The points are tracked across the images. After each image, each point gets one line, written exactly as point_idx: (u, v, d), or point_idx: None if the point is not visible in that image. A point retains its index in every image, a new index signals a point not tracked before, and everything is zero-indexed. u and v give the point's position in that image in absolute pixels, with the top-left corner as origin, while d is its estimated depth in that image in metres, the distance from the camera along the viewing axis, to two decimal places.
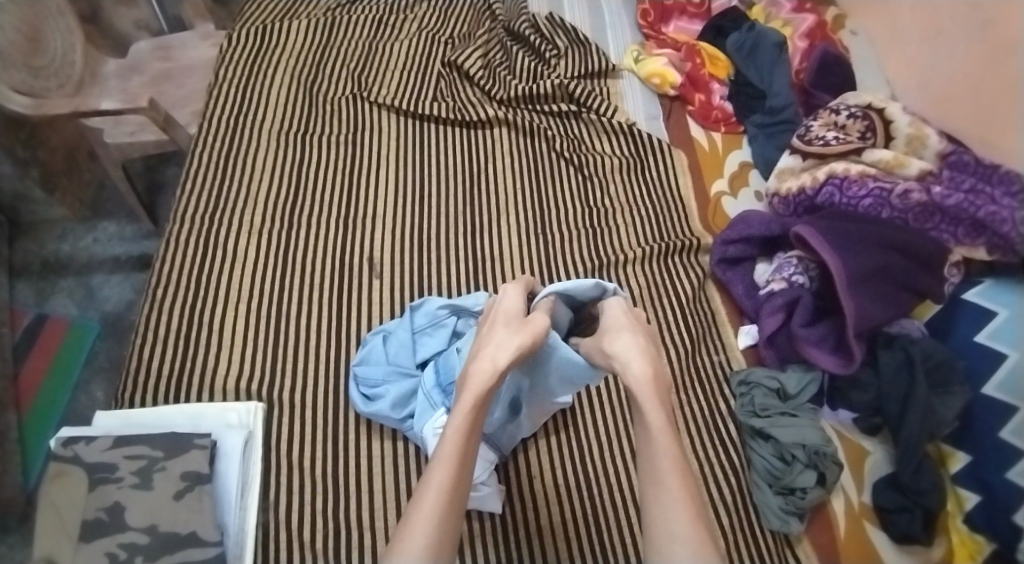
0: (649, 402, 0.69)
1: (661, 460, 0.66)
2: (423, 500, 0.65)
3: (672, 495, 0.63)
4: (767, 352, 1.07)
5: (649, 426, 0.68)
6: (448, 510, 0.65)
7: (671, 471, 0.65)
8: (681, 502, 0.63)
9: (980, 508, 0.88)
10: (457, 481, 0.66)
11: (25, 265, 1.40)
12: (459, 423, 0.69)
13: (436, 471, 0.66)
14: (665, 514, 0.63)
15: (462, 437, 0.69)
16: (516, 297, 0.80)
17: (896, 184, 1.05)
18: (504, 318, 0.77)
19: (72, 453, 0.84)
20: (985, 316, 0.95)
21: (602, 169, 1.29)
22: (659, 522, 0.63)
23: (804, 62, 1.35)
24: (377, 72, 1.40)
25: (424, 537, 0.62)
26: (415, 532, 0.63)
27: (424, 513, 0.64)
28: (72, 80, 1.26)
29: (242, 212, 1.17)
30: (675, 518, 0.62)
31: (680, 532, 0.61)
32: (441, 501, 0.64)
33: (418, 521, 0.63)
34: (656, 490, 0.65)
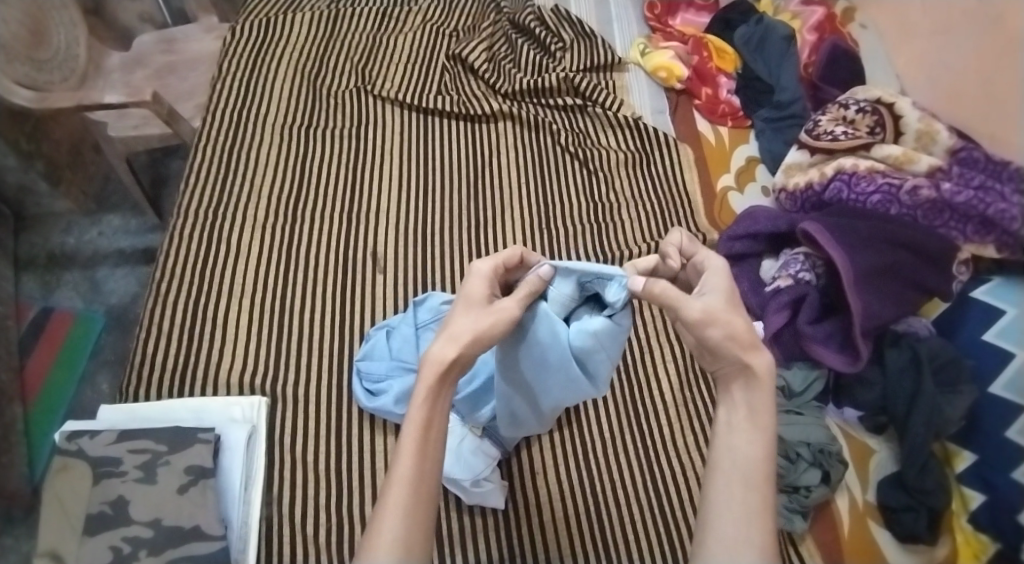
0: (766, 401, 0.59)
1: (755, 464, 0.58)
2: (390, 496, 0.58)
3: (754, 500, 0.57)
4: (773, 348, 1.05)
5: (760, 430, 0.59)
6: (418, 502, 0.58)
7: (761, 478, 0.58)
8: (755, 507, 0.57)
9: (984, 507, 0.88)
10: (423, 469, 0.59)
11: (30, 257, 1.41)
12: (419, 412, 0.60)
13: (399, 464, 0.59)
14: (745, 517, 0.57)
15: (422, 426, 0.60)
16: (486, 273, 0.66)
17: (905, 180, 1.04)
18: (464, 302, 0.64)
19: (75, 447, 0.84)
20: (992, 315, 0.94)
21: (606, 163, 1.28)
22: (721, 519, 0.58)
23: (813, 56, 1.34)
24: (381, 65, 1.39)
25: (393, 532, 0.56)
26: (385, 525, 0.57)
27: (392, 506, 0.57)
28: (75, 73, 1.25)
29: (246, 207, 1.17)
30: (752, 520, 0.57)
31: (754, 537, 0.56)
32: (409, 491, 0.58)
33: (386, 515, 0.57)
34: (740, 491, 0.58)
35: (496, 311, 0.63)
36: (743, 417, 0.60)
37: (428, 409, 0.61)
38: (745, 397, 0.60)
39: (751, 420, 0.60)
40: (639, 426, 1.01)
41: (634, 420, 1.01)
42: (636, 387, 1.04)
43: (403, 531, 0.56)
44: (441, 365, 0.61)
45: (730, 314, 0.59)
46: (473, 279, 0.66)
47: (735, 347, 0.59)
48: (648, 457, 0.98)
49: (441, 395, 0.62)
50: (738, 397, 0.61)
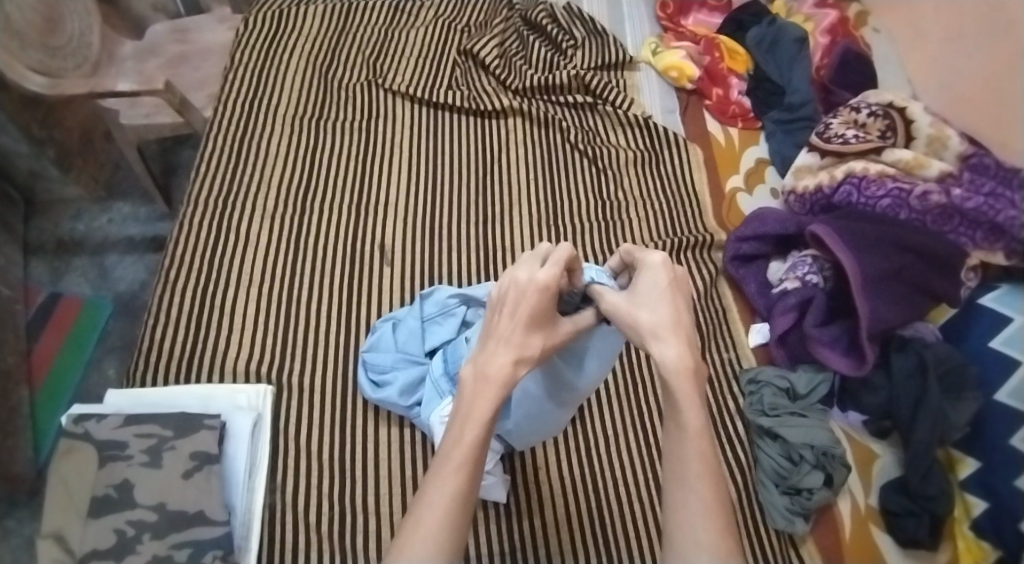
0: (686, 395, 0.52)
1: (692, 459, 0.52)
2: (432, 497, 0.53)
3: (699, 498, 0.51)
4: (778, 350, 1.06)
5: (685, 426, 0.52)
6: (458, 514, 0.52)
7: (701, 474, 0.52)
8: (706, 509, 0.51)
9: (987, 515, 0.88)
10: (467, 485, 0.53)
11: (40, 243, 1.42)
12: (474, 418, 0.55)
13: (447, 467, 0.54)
14: (689, 518, 0.51)
15: (476, 440, 0.55)
16: (543, 283, 0.57)
17: (915, 185, 1.04)
18: (532, 322, 0.57)
19: (82, 431, 0.84)
20: (999, 322, 0.94)
21: (616, 161, 1.28)
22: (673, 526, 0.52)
23: (825, 59, 1.34)
24: (392, 59, 1.40)
25: (429, 543, 0.50)
26: (419, 534, 0.51)
27: (432, 515, 0.52)
28: (88, 61, 1.26)
29: (256, 197, 1.17)
30: (699, 519, 0.50)
31: (701, 534, 0.50)
32: (449, 503, 0.52)
33: (421, 523, 0.51)
34: (681, 491, 0.52)
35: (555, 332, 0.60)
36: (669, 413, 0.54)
37: (481, 421, 0.55)
38: (665, 395, 0.54)
39: (676, 417, 0.54)
40: (643, 424, 1.01)
41: (638, 418, 1.01)
42: (641, 384, 1.04)
43: (441, 543, 0.50)
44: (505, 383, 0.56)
45: (636, 307, 0.57)
46: (524, 288, 0.57)
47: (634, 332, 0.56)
48: (651, 455, 0.98)
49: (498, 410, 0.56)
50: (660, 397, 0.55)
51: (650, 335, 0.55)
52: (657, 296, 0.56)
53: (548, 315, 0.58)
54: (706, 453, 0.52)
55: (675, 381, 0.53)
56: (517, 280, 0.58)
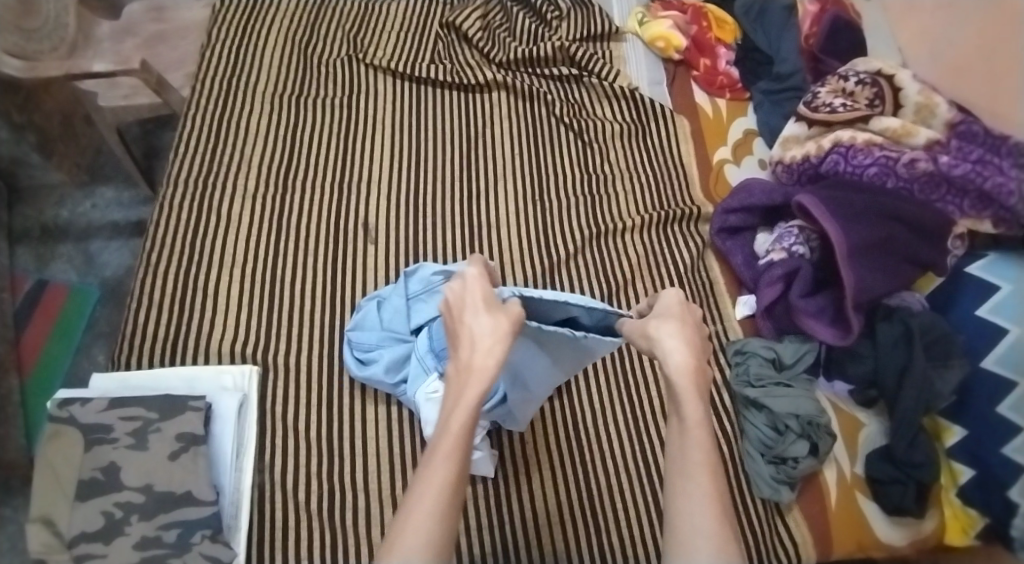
0: (688, 395, 0.60)
1: (694, 453, 0.58)
2: (423, 494, 0.56)
3: (699, 493, 0.56)
4: (764, 322, 1.07)
5: (688, 419, 0.60)
6: (450, 504, 0.56)
7: (701, 462, 0.58)
8: (706, 495, 0.56)
9: (974, 482, 0.89)
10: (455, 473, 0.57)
11: (24, 230, 1.40)
12: (460, 407, 0.59)
13: (435, 464, 0.57)
14: (691, 508, 0.56)
15: (465, 430, 0.58)
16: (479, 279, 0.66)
17: (902, 153, 1.03)
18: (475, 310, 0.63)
19: (68, 415, 0.84)
20: (987, 291, 0.94)
21: (602, 134, 1.27)
22: (678, 518, 0.56)
23: (815, 27, 1.30)
24: (373, 33, 1.37)
25: (424, 534, 0.53)
26: (412, 526, 0.54)
27: (425, 506, 0.55)
28: (65, 44, 1.21)
29: (237, 176, 1.16)
30: (699, 508, 0.55)
31: (704, 526, 0.55)
32: (442, 494, 0.55)
33: (416, 512, 0.54)
34: (684, 482, 0.57)
35: (508, 310, 0.63)
36: (675, 415, 0.61)
37: (464, 413, 0.58)
38: (671, 398, 0.62)
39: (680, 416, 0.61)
40: (630, 396, 1.01)
41: (625, 392, 1.01)
42: (629, 359, 1.04)
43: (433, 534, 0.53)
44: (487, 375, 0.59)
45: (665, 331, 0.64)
46: (474, 291, 0.64)
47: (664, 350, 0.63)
48: (637, 426, 0.99)
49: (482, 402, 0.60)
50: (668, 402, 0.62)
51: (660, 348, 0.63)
52: (670, 325, 0.64)
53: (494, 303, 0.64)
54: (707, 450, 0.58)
55: (678, 381, 0.61)
56: (459, 285, 0.65)
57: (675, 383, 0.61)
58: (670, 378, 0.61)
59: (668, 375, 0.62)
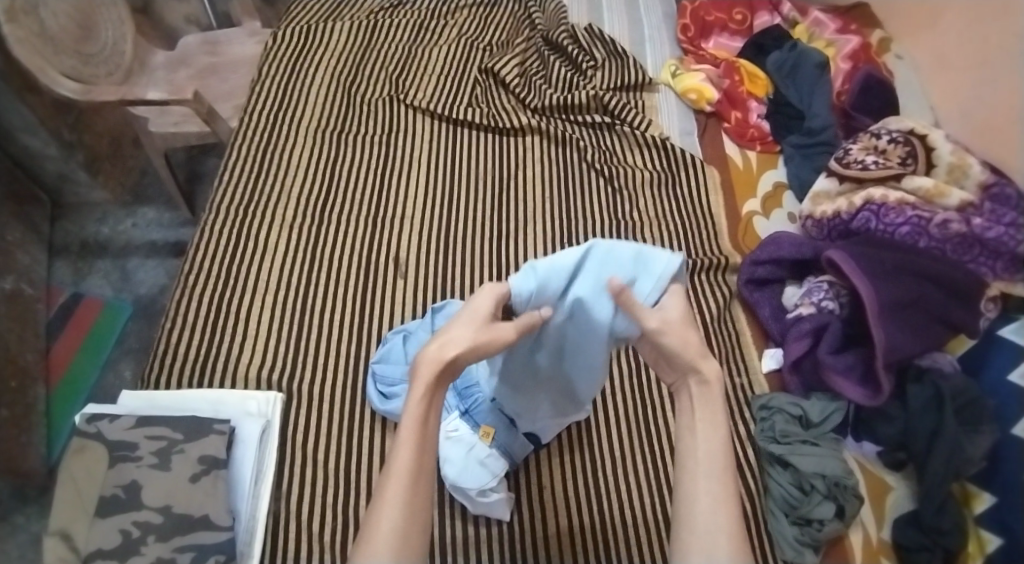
0: (717, 404, 0.65)
1: (716, 456, 0.63)
2: (388, 485, 0.61)
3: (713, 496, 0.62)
4: (791, 377, 1.05)
5: (715, 426, 0.64)
6: (414, 492, 0.61)
7: (722, 466, 0.63)
8: (726, 494, 0.62)
9: (1001, 551, 0.85)
10: (418, 461, 0.62)
11: (64, 245, 1.45)
12: (415, 401, 0.63)
13: (399, 454, 0.62)
14: (711, 506, 0.61)
15: (420, 422, 0.63)
16: (488, 300, 0.67)
17: (935, 214, 1.02)
18: (469, 316, 0.65)
19: (94, 430, 0.86)
20: (1019, 355, 0.92)
21: (632, 181, 1.29)
22: (699, 511, 0.61)
23: (846, 84, 1.33)
24: (414, 75, 1.42)
25: (392, 525, 0.59)
26: (384, 517, 0.60)
27: (389, 497, 0.61)
28: (120, 69, 1.29)
29: (275, 207, 1.19)
30: (716, 506, 0.61)
31: (720, 522, 0.61)
32: (407, 483, 0.61)
33: (385, 504, 0.60)
34: (704, 483, 0.62)
35: (494, 332, 0.65)
36: (703, 418, 0.65)
37: (419, 403, 0.63)
38: (700, 400, 0.66)
39: (707, 420, 0.65)
40: (651, 444, 1.00)
41: (646, 439, 1.00)
42: (650, 405, 1.03)
43: (402, 524, 0.59)
44: (437, 367, 0.63)
45: (682, 331, 0.65)
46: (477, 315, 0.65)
47: (685, 356, 0.65)
48: (658, 477, 0.97)
49: (438, 389, 0.65)
50: (694, 402, 0.66)
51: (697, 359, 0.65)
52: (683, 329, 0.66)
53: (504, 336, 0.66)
54: (726, 458, 0.63)
55: (711, 392, 0.65)
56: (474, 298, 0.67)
57: (709, 391, 0.65)
58: (703, 386, 0.65)
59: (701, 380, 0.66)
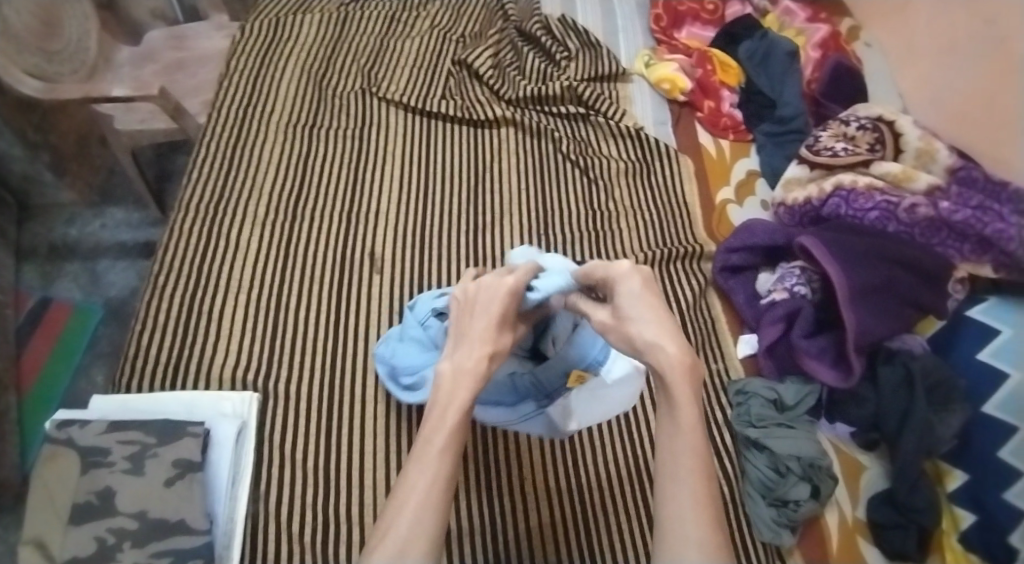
0: (683, 394, 0.56)
1: (685, 457, 0.55)
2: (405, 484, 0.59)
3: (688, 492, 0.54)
4: (766, 362, 1.06)
5: (679, 423, 0.56)
6: (434, 496, 0.58)
7: (693, 470, 0.55)
8: (699, 498, 0.54)
9: (975, 528, 0.88)
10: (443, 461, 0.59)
11: (32, 248, 1.42)
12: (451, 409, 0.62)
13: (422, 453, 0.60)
14: (682, 513, 0.53)
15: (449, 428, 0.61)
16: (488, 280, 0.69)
17: (903, 198, 1.04)
18: (480, 310, 0.67)
19: (66, 436, 0.84)
20: (987, 335, 0.94)
21: (608, 172, 1.29)
22: (672, 519, 0.54)
23: (816, 72, 1.35)
24: (387, 68, 1.40)
25: (403, 534, 0.56)
26: (399, 519, 0.57)
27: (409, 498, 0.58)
28: (85, 66, 1.26)
29: (247, 204, 1.17)
30: (689, 517, 0.53)
31: (695, 532, 0.53)
32: (426, 494, 0.58)
33: (398, 513, 0.57)
34: (674, 484, 0.55)
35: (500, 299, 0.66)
36: (665, 416, 0.57)
37: (456, 410, 0.62)
38: (662, 395, 0.58)
39: (670, 417, 0.57)
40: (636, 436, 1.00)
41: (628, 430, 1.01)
42: None
43: (409, 533, 0.55)
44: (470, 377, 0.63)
45: (637, 321, 0.60)
46: (491, 286, 0.68)
47: (633, 347, 0.61)
48: (637, 467, 0.98)
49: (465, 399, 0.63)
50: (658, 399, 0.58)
51: (643, 344, 0.59)
52: (638, 306, 0.61)
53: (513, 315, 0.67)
54: (699, 457, 0.55)
55: (671, 382, 0.57)
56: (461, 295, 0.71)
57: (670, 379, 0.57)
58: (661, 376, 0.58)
59: (658, 373, 0.58)
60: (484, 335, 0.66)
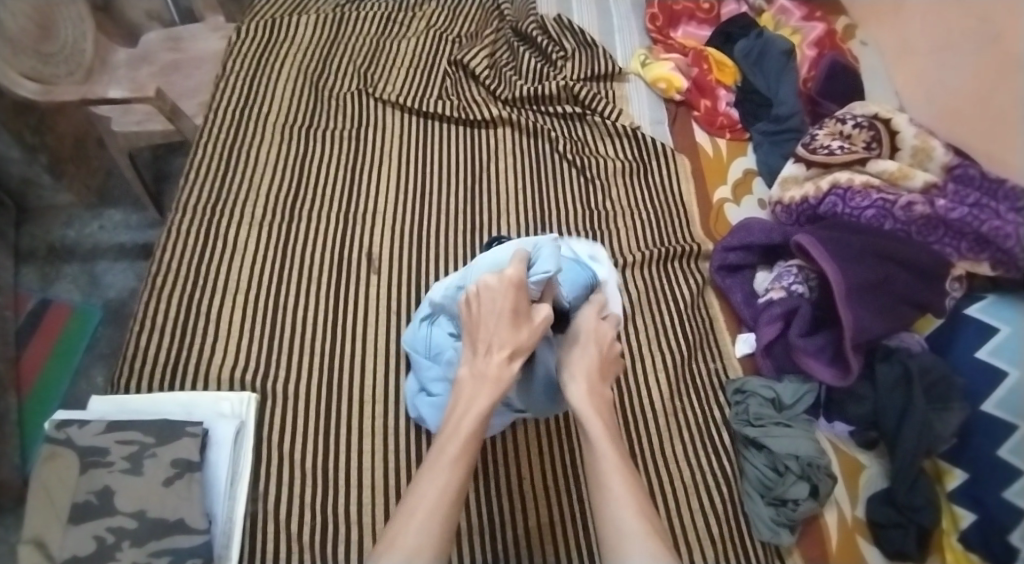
0: (590, 418, 0.75)
1: (605, 467, 0.71)
2: (421, 494, 0.66)
3: (624, 505, 0.67)
4: (764, 360, 1.06)
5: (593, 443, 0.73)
6: (444, 505, 0.65)
7: (619, 478, 0.70)
8: (628, 503, 0.67)
9: (975, 526, 0.87)
10: (455, 474, 0.67)
11: (30, 249, 1.42)
12: (469, 414, 0.71)
13: (437, 467, 0.68)
14: (619, 520, 0.66)
15: (465, 436, 0.70)
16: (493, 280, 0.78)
17: (899, 196, 1.04)
18: (492, 321, 0.76)
19: (64, 436, 0.84)
20: (987, 332, 0.95)
21: (605, 172, 1.29)
22: (609, 525, 0.67)
23: (812, 71, 1.35)
24: (383, 68, 1.41)
25: (415, 535, 0.63)
26: (410, 524, 0.64)
27: (422, 504, 0.65)
28: (81, 68, 1.26)
29: (244, 205, 1.17)
30: (623, 517, 0.66)
31: (631, 528, 0.66)
32: (439, 499, 0.65)
33: (409, 517, 0.64)
34: (611, 500, 0.68)
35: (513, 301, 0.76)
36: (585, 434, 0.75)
37: (472, 417, 0.71)
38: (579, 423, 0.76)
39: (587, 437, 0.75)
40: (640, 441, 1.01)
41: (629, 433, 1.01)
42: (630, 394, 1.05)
43: (425, 533, 0.63)
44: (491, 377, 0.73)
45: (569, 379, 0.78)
46: (495, 288, 0.77)
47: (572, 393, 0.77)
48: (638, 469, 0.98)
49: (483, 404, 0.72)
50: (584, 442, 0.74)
51: (570, 391, 0.78)
52: (578, 369, 0.79)
53: (521, 307, 0.77)
54: (619, 465, 0.71)
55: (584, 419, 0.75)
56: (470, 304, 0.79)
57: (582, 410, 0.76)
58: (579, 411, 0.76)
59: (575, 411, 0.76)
60: (500, 337, 0.75)
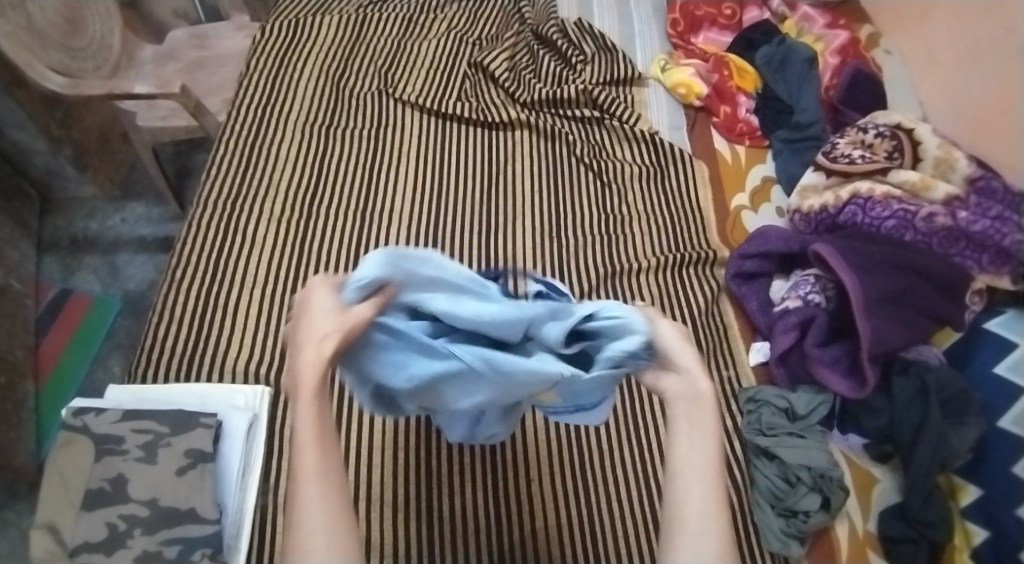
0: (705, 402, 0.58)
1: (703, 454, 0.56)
2: (301, 494, 0.54)
3: (708, 504, 0.55)
4: (778, 369, 1.05)
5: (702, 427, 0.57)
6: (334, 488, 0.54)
7: (712, 471, 0.56)
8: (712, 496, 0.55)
9: (987, 544, 0.86)
10: (322, 452, 0.55)
11: (53, 240, 1.45)
12: (302, 404, 0.55)
13: (302, 460, 0.55)
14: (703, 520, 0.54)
15: (318, 423, 0.55)
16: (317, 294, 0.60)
17: (921, 207, 1.03)
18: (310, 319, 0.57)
19: (81, 424, 0.86)
20: (1005, 348, 0.93)
21: (622, 177, 1.29)
22: (685, 513, 0.55)
23: (835, 79, 1.34)
24: (404, 70, 1.42)
25: (319, 530, 0.52)
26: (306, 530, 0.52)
27: (307, 503, 0.53)
28: (108, 64, 1.29)
29: (263, 201, 1.19)
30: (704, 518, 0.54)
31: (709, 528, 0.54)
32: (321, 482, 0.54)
33: (304, 517, 0.53)
34: (695, 485, 0.55)
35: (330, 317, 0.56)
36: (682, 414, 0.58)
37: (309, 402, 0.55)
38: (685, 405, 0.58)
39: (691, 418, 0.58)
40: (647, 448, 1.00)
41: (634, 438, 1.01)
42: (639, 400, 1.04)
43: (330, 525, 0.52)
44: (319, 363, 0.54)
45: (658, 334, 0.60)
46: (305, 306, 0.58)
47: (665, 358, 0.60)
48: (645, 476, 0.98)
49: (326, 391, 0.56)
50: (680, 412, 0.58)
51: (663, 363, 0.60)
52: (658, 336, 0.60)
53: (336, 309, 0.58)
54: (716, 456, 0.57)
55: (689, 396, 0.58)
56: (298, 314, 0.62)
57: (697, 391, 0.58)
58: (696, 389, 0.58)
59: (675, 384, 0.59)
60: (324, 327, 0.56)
